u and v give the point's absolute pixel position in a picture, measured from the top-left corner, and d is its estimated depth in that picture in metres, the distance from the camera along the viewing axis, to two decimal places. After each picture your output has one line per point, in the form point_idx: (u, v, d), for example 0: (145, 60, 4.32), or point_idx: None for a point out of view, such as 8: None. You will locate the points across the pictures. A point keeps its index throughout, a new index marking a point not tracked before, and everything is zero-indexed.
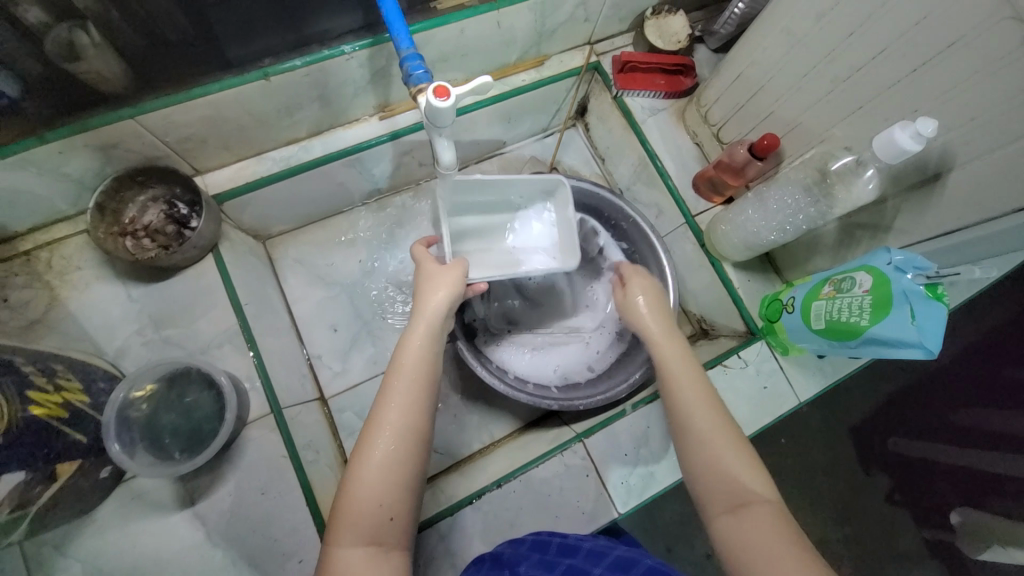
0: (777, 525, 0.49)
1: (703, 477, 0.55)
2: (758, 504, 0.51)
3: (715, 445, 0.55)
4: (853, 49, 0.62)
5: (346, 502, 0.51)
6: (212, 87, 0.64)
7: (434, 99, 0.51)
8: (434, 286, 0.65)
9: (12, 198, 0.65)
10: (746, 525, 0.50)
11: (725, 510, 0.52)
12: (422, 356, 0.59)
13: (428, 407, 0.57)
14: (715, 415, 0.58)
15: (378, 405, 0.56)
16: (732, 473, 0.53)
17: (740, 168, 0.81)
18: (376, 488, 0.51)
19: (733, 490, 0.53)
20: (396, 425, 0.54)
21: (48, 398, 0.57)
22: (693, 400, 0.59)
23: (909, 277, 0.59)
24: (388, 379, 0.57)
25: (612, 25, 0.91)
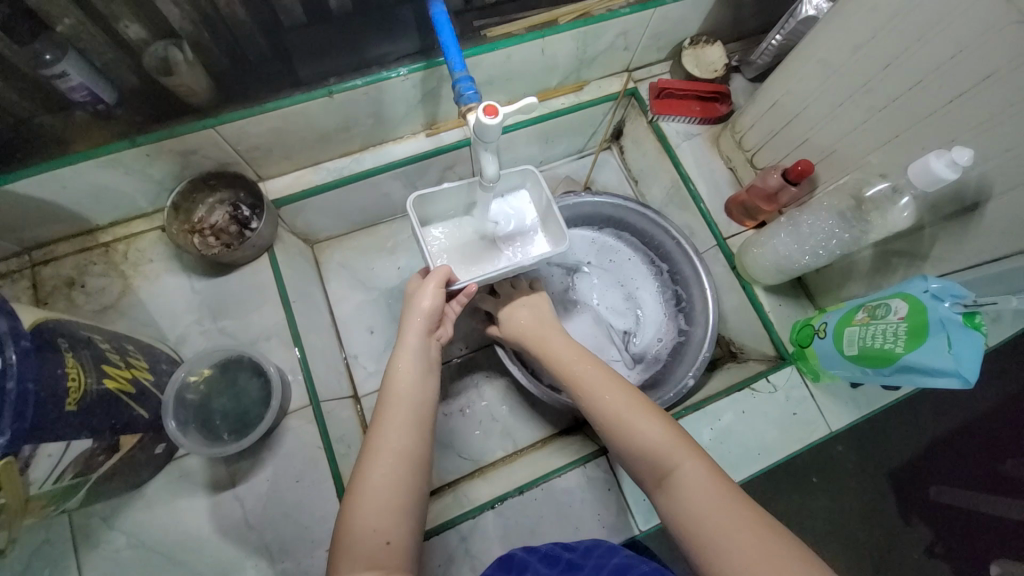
0: (702, 486, 0.52)
1: (631, 464, 0.59)
2: (676, 471, 0.54)
3: (624, 426, 0.60)
4: (889, 80, 0.63)
5: (346, 528, 0.51)
6: (283, 102, 0.71)
7: (484, 116, 0.55)
8: (417, 307, 0.66)
9: (102, 195, 0.73)
10: (673, 495, 0.53)
11: (656, 487, 0.55)
12: (410, 379, 0.61)
13: (421, 428, 0.59)
14: (616, 399, 0.62)
15: (372, 431, 0.58)
16: (646, 448, 0.57)
17: (773, 193, 0.82)
18: (369, 512, 0.51)
19: (653, 465, 0.56)
20: (391, 450, 0.55)
21: (119, 373, 0.60)
22: (593, 391, 0.64)
23: (946, 306, 0.59)
24: (384, 407, 0.59)
25: (650, 53, 0.96)
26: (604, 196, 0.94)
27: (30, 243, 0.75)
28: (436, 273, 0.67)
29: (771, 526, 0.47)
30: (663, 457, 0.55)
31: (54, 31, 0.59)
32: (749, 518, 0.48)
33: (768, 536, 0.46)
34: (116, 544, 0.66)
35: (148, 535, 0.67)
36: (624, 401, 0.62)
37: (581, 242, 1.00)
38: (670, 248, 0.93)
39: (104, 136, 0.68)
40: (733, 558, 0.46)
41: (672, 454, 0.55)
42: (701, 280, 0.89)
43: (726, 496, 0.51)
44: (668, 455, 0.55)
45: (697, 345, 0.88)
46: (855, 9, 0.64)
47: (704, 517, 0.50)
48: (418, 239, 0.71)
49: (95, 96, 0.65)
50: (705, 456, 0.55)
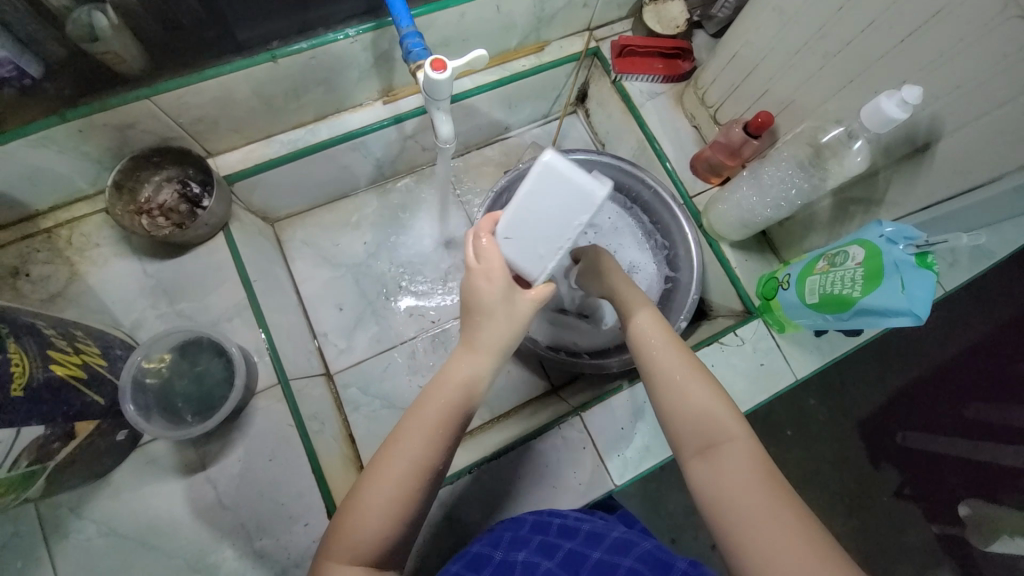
0: (749, 466, 0.49)
1: (671, 423, 0.54)
2: (725, 444, 0.50)
3: (684, 387, 0.54)
4: (843, 23, 0.63)
5: (343, 530, 0.48)
6: (224, 69, 0.67)
7: (432, 71, 0.53)
8: (494, 304, 0.54)
9: (35, 176, 0.68)
10: (716, 467, 0.50)
11: (695, 454, 0.52)
12: (455, 387, 0.53)
13: (449, 439, 0.52)
14: (682, 358, 0.57)
15: (393, 434, 0.52)
16: (702, 415, 0.52)
17: (737, 148, 0.82)
18: (380, 519, 0.48)
19: (703, 433, 0.52)
20: (415, 459, 0.50)
21: (68, 358, 0.57)
22: (655, 347, 0.58)
23: (900, 248, 0.61)
24: (417, 407, 0.53)
25: (611, 10, 0.93)
26: (578, 153, 0.94)
27: None
28: (540, 292, 0.55)
29: (812, 522, 0.45)
30: (714, 428, 0.51)
31: None
32: (793, 510, 0.45)
33: (818, 534, 0.44)
34: (86, 534, 0.65)
35: (118, 523, 0.66)
36: (688, 362, 0.56)
37: None
38: (650, 200, 0.93)
39: (31, 113, 0.64)
40: (771, 549, 0.43)
41: (728, 428, 0.51)
42: (683, 228, 0.89)
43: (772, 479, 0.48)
44: (723, 428, 0.51)
45: (685, 290, 0.89)
46: None
47: (747, 498, 0.47)
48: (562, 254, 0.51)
49: (21, 70, 0.61)
50: (754, 437, 0.51)
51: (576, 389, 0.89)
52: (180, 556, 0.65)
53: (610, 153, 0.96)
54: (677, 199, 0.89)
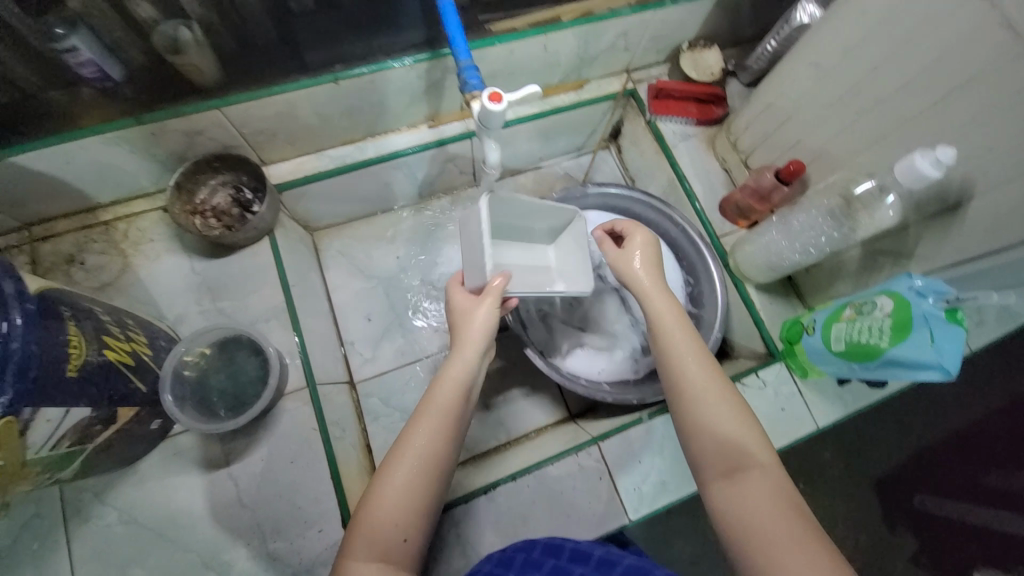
0: (772, 494, 0.49)
1: (697, 443, 0.55)
2: (751, 470, 0.51)
3: (711, 407, 0.55)
4: (876, 83, 0.66)
5: (361, 522, 0.52)
6: (288, 86, 0.72)
7: (488, 102, 0.57)
8: (470, 323, 0.62)
9: (105, 171, 0.73)
10: (740, 492, 0.50)
11: (718, 476, 0.52)
12: (453, 386, 0.58)
13: (451, 433, 0.57)
14: (710, 377, 0.57)
15: (406, 431, 0.56)
16: (729, 438, 0.53)
17: (766, 193, 0.85)
18: (393, 507, 0.52)
19: (728, 456, 0.52)
20: (420, 451, 0.54)
21: (119, 344, 0.60)
22: (683, 362, 0.58)
23: (930, 302, 0.62)
24: (424, 406, 0.57)
25: (650, 55, 0.98)
26: (610, 186, 0.98)
27: (30, 219, 0.76)
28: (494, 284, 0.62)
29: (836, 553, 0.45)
30: (738, 453, 0.52)
31: (65, 6, 0.60)
32: (816, 542, 0.45)
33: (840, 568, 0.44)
34: (107, 520, 0.66)
35: (139, 512, 0.67)
36: (717, 383, 0.57)
37: None
38: (677, 237, 0.96)
39: (109, 113, 0.69)
40: None
41: (754, 454, 0.52)
42: (708, 267, 0.91)
43: (796, 510, 0.48)
44: (748, 453, 0.52)
45: (708, 328, 0.90)
46: (846, 12, 0.66)
47: (771, 526, 0.47)
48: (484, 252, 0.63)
49: (104, 73, 0.66)
50: (779, 465, 0.52)
51: (594, 418, 0.90)
52: (196, 550, 0.66)
53: (640, 190, 0.99)
54: (704, 239, 0.92)
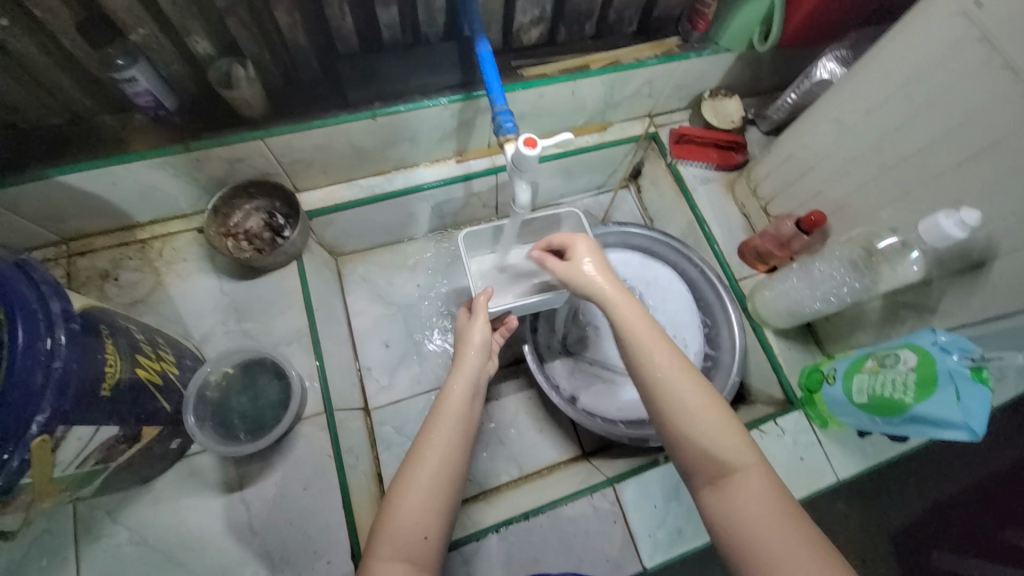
0: (760, 496, 0.48)
1: (681, 450, 0.53)
2: (739, 474, 0.50)
3: (690, 411, 0.53)
4: (899, 142, 0.68)
5: (385, 524, 0.54)
6: (329, 120, 0.75)
7: (523, 147, 0.59)
8: (470, 343, 0.68)
9: (148, 193, 0.76)
10: (730, 497, 0.49)
11: (707, 483, 0.51)
12: (460, 396, 0.62)
13: (462, 439, 0.60)
14: (684, 379, 0.55)
15: (420, 437, 0.59)
16: (712, 443, 0.52)
17: (786, 241, 0.86)
18: (415, 508, 0.54)
19: (715, 461, 0.51)
20: (437, 457, 0.57)
21: (150, 363, 0.61)
22: (657, 366, 0.56)
23: (955, 358, 0.61)
24: (433, 418, 0.60)
25: (672, 102, 1.02)
26: (631, 226, 1.00)
27: (70, 234, 0.79)
28: (477, 300, 0.70)
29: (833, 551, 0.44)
30: (723, 456, 0.51)
31: (128, 40, 0.63)
32: (809, 541, 0.45)
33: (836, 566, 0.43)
34: (117, 539, 0.66)
35: (150, 533, 0.67)
36: (693, 384, 0.55)
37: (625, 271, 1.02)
38: (696, 278, 0.97)
39: (157, 139, 0.72)
40: None
41: (737, 456, 0.51)
42: (727, 309, 0.92)
43: (786, 509, 0.47)
44: (734, 457, 0.51)
45: (726, 370, 0.90)
46: (869, 74, 0.68)
47: (765, 530, 0.46)
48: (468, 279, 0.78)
49: (157, 102, 0.68)
50: (766, 462, 0.51)
51: (608, 458, 0.88)
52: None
53: (660, 231, 1.01)
54: (723, 282, 0.93)
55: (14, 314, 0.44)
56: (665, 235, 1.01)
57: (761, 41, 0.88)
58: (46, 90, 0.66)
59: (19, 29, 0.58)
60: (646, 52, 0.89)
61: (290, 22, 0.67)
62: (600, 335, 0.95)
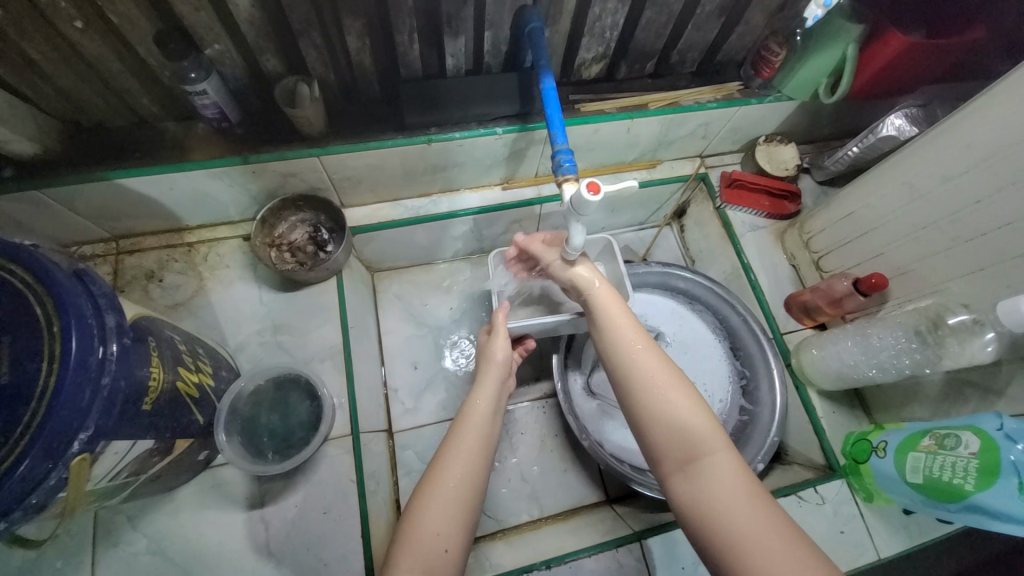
0: (731, 480, 0.47)
1: (652, 436, 0.51)
2: (708, 457, 0.48)
3: (660, 392, 0.52)
4: (978, 214, 0.64)
5: (409, 531, 0.52)
6: (386, 142, 0.75)
7: (586, 192, 0.57)
8: (490, 358, 0.68)
9: (201, 200, 0.77)
10: (698, 482, 0.47)
11: (677, 470, 0.49)
12: (487, 409, 0.62)
13: (486, 453, 0.59)
14: (653, 361, 0.54)
15: (444, 445, 0.59)
16: (681, 425, 0.50)
17: (839, 299, 0.82)
18: (436, 518, 0.52)
19: (685, 445, 0.49)
20: (462, 470, 0.56)
21: (189, 375, 0.61)
22: (628, 349, 0.56)
23: (1020, 448, 0.57)
24: (455, 430, 0.60)
25: (725, 145, 1.00)
26: (673, 267, 0.97)
27: (121, 233, 0.80)
28: (498, 315, 0.71)
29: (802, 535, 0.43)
30: (695, 439, 0.49)
31: (202, 54, 0.64)
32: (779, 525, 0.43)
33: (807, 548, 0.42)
34: (135, 547, 0.65)
35: (167, 543, 0.66)
36: (664, 367, 0.54)
37: (662, 312, 0.99)
38: (737, 326, 0.93)
39: (216, 148, 0.72)
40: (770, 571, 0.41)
41: (708, 440, 0.49)
42: (768, 362, 0.87)
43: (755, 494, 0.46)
44: (704, 439, 0.49)
45: (764, 428, 0.85)
46: (948, 141, 0.65)
47: (738, 511, 0.45)
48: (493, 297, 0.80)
49: (223, 114, 0.69)
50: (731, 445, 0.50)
51: (632, 507, 0.85)
52: None
53: (702, 274, 0.98)
54: (767, 334, 0.89)
55: (69, 325, 0.43)
56: (707, 278, 0.98)
57: (827, 93, 0.86)
58: (115, 93, 0.68)
59: (95, 34, 0.59)
60: (706, 94, 0.87)
61: (358, 46, 0.67)
62: None
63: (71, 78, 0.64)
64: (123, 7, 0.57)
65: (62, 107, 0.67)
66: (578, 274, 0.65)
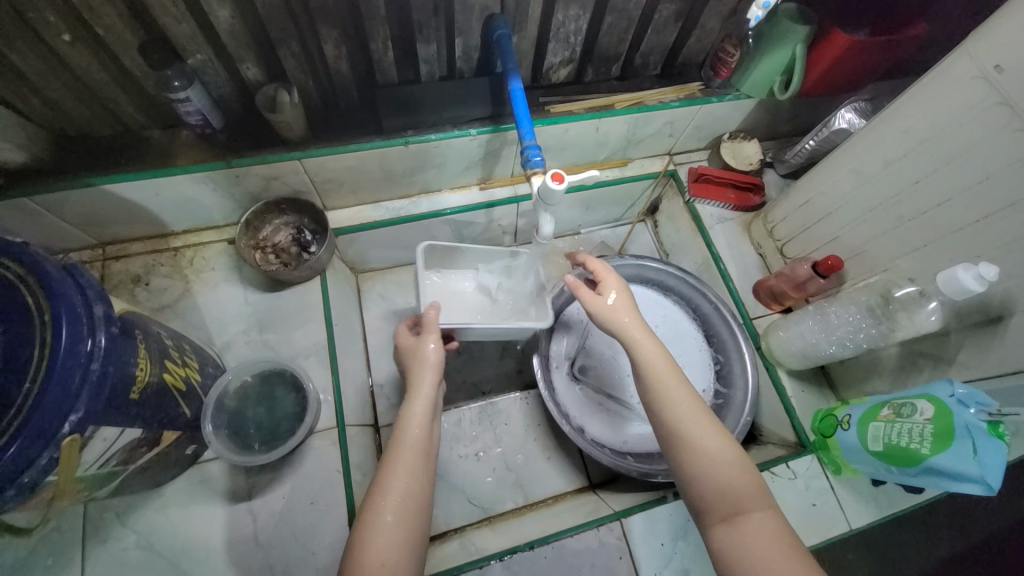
0: (774, 535, 0.50)
1: (699, 489, 0.56)
2: (752, 511, 0.53)
3: (708, 451, 0.57)
4: (918, 194, 0.69)
5: (355, 562, 0.51)
6: (364, 144, 0.79)
7: (551, 181, 0.61)
8: (424, 359, 0.66)
9: (186, 204, 0.80)
10: (743, 536, 0.51)
11: (720, 522, 0.54)
12: (421, 422, 0.61)
13: (427, 465, 0.60)
14: (699, 418, 0.59)
15: (382, 466, 0.58)
16: (726, 481, 0.55)
17: (801, 283, 0.87)
18: (380, 547, 0.52)
19: (729, 500, 0.54)
20: (401, 496, 0.55)
21: (176, 369, 0.63)
22: (676, 405, 0.59)
23: (971, 412, 0.60)
24: (391, 450, 0.59)
25: (691, 142, 1.05)
26: (647, 259, 1.01)
27: (107, 239, 0.82)
28: (427, 316, 0.68)
29: None
30: (738, 496, 0.54)
31: (185, 64, 0.67)
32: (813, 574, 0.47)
33: None
34: (124, 543, 0.66)
35: (156, 538, 0.67)
36: (709, 424, 0.58)
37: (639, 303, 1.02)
38: (709, 313, 0.97)
39: (200, 153, 0.75)
40: None
41: (751, 498, 0.53)
42: (739, 346, 0.91)
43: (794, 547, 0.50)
44: (745, 495, 0.54)
45: (737, 409, 0.88)
46: (887, 128, 0.70)
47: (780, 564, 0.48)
48: (420, 295, 0.76)
49: (206, 121, 0.73)
50: (772, 501, 0.54)
51: (615, 491, 0.87)
52: None
53: (675, 265, 1.02)
54: (738, 319, 0.92)
55: (59, 315, 0.45)
56: (679, 269, 1.02)
57: (781, 90, 0.91)
58: (102, 103, 0.71)
59: (82, 46, 0.62)
60: (669, 94, 0.92)
61: (335, 53, 0.71)
62: (603, 360, 0.96)
63: (59, 89, 0.66)
64: (109, 21, 0.60)
65: (50, 118, 0.70)
66: (614, 319, 0.67)
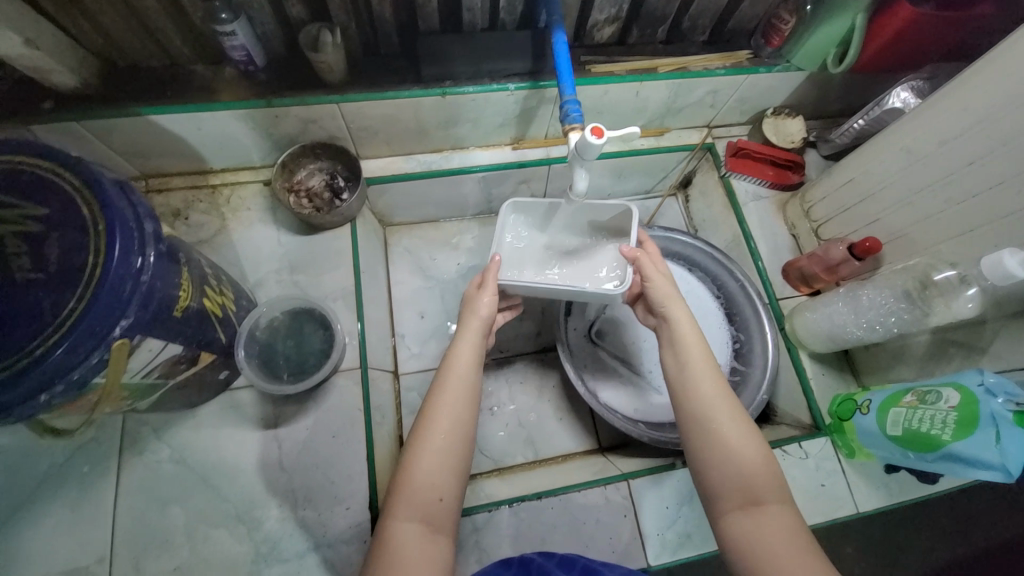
0: (789, 526, 0.51)
1: (716, 472, 0.56)
2: (769, 503, 0.53)
3: (730, 438, 0.57)
4: (970, 176, 0.66)
5: (405, 484, 0.54)
6: (402, 92, 0.78)
7: (590, 135, 0.60)
8: (475, 311, 0.67)
9: (226, 142, 0.81)
10: (757, 523, 0.52)
11: (735, 507, 0.54)
12: (468, 365, 0.62)
13: (473, 408, 0.60)
14: (727, 406, 0.59)
15: (432, 399, 0.59)
16: (747, 468, 0.55)
17: (834, 264, 0.84)
18: (430, 470, 0.55)
19: (746, 488, 0.54)
20: (449, 434, 0.57)
21: (215, 296, 0.66)
22: (707, 390, 0.60)
23: (999, 401, 0.59)
24: (439, 384, 0.60)
25: (733, 115, 1.02)
26: (676, 233, 0.99)
27: (149, 171, 0.85)
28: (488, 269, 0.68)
29: None
30: (758, 484, 0.54)
31: None
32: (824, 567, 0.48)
33: None
34: (159, 456, 0.71)
35: (188, 454, 0.71)
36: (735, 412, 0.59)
37: None
38: (734, 291, 0.95)
39: (241, 91, 0.76)
40: None
41: (770, 489, 0.54)
42: (762, 325, 0.90)
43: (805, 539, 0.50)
44: (764, 486, 0.54)
45: (755, 387, 0.88)
46: (945, 106, 0.67)
47: (789, 556, 0.49)
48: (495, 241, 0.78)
49: (250, 58, 0.73)
50: (790, 496, 0.54)
51: (624, 455, 0.89)
52: (230, 502, 0.69)
53: (704, 241, 1.00)
54: (763, 298, 0.91)
55: (113, 226, 0.48)
56: (708, 245, 1.00)
57: (835, 63, 0.88)
58: (150, 35, 0.72)
59: None
60: (715, 61, 0.89)
61: None
62: (623, 329, 0.96)
63: (109, 16, 0.68)
64: None
65: (100, 45, 0.72)
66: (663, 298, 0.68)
